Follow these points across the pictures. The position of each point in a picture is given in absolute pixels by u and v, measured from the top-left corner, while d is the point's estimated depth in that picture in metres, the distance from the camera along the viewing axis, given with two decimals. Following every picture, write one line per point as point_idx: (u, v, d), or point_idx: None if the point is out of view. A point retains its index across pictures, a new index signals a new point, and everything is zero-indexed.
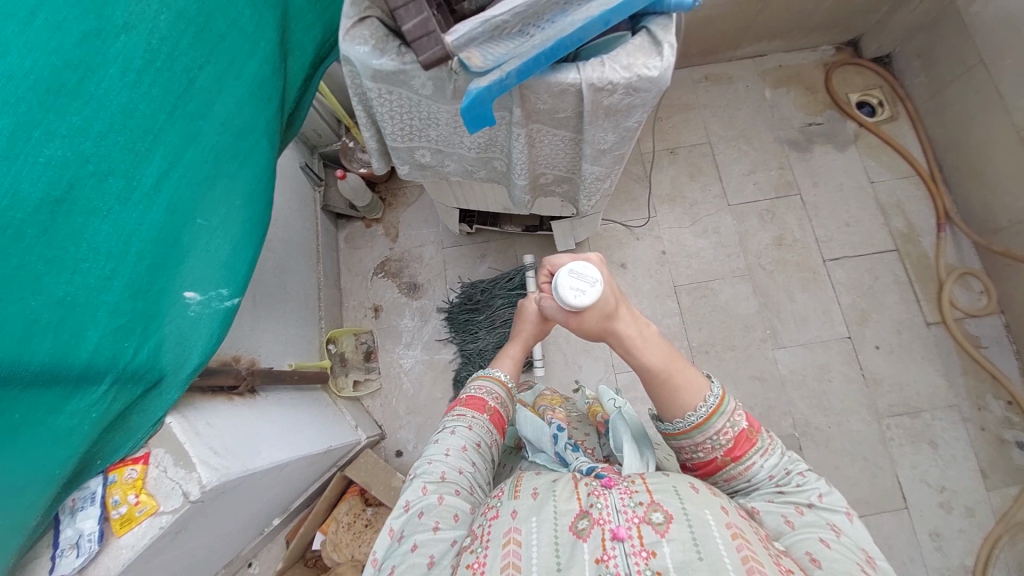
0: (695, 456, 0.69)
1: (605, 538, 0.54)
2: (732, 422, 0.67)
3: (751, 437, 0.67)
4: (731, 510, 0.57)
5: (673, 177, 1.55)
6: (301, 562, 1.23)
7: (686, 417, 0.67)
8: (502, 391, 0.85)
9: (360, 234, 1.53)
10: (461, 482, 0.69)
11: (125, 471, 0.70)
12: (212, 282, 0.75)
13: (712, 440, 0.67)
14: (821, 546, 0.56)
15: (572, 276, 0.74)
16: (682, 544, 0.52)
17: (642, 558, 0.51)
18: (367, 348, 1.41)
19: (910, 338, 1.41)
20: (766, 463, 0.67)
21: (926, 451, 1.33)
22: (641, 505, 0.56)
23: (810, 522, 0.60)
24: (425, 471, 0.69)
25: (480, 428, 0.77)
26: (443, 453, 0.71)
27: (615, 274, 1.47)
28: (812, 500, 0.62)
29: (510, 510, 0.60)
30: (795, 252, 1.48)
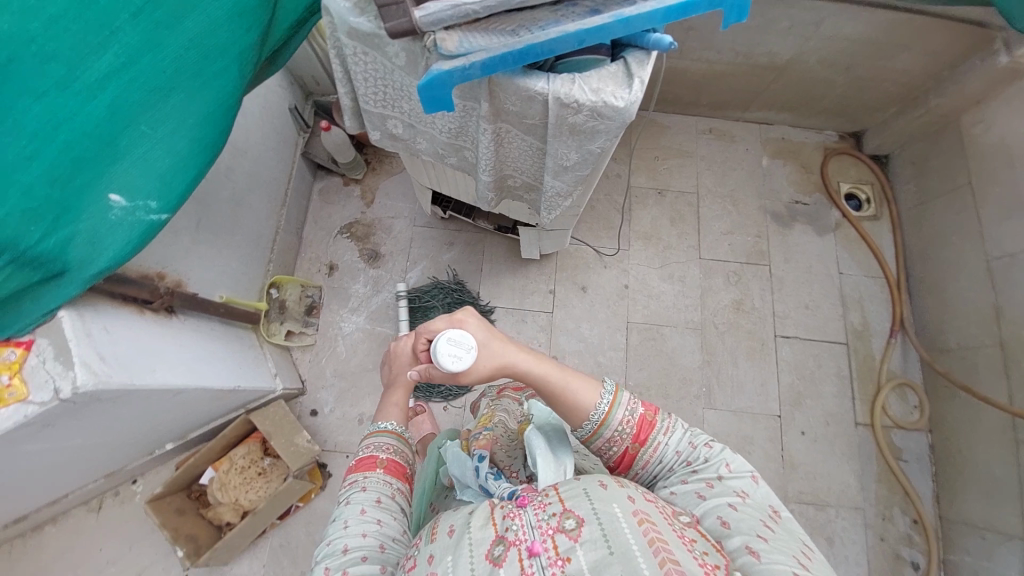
0: (610, 453, 0.72)
1: (523, 557, 0.54)
2: (631, 412, 0.71)
3: (652, 420, 0.72)
4: (639, 498, 0.59)
5: (654, 217, 1.56)
6: (183, 493, 1.20)
7: (590, 418, 0.70)
8: (396, 440, 0.83)
9: (336, 190, 1.51)
10: (368, 544, 0.66)
11: (4, 351, 0.69)
12: (143, 191, 0.73)
13: (617, 433, 0.70)
14: (729, 509, 0.62)
15: (449, 345, 0.72)
16: (593, 544, 0.53)
17: (557, 567, 0.52)
18: (311, 302, 1.40)
19: (835, 431, 1.43)
20: (670, 440, 0.71)
21: (820, 544, 1.35)
22: (554, 516, 0.56)
23: (719, 492, 0.64)
24: (326, 552, 0.66)
25: (375, 486, 0.74)
26: (341, 527, 0.68)
27: (573, 295, 1.48)
28: (720, 472, 0.67)
29: (429, 556, 0.59)
30: (750, 319, 1.50)
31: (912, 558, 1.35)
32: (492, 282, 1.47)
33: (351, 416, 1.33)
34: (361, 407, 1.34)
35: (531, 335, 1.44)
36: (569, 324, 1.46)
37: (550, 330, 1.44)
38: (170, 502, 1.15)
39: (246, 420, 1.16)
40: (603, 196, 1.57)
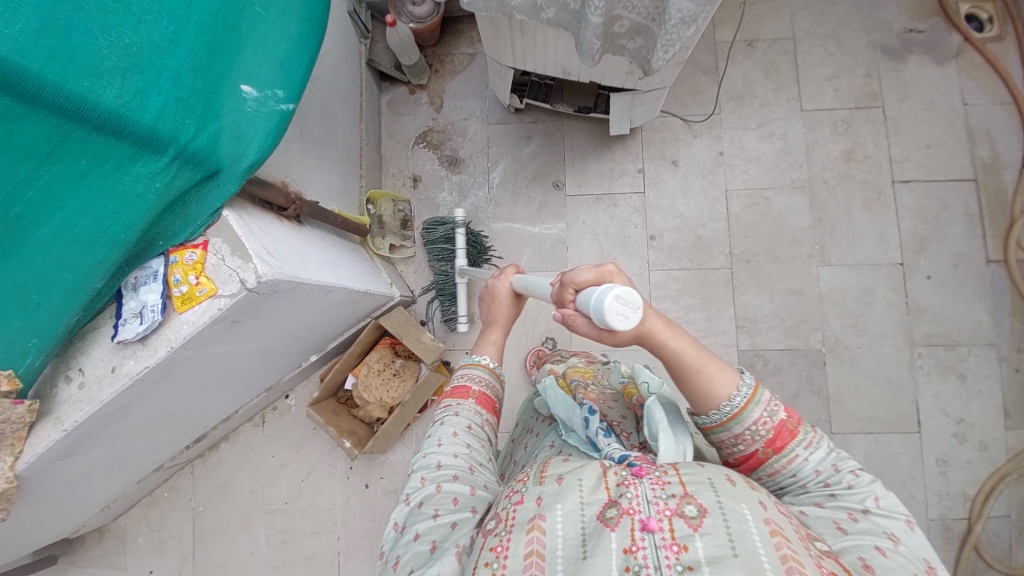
0: (734, 452, 0.64)
1: (634, 528, 0.52)
2: (770, 411, 0.62)
3: (793, 429, 0.62)
4: (769, 505, 0.54)
5: (746, 73, 1.42)
6: (333, 399, 1.32)
7: (720, 409, 0.62)
8: (489, 376, 0.84)
9: (404, 100, 1.46)
10: (460, 464, 0.69)
11: (185, 253, 0.72)
12: (269, 81, 0.74)
13: (754, 432, 0.61)
14: (876, 553, 0.52)
15: (618, 301, 0.56)
16: (716, 538, 0.50)
17: (672, 551, 0.50)
18: (404, 216, 1.41)
19: (965, 273, 1.34)
20: (811, 457, 0.61)
21: (952, 383, 1.31)
22: (673, 497, 0.54)
23: (864, 529, 0.55)
24: (422, 464, 0.70)
25: (466, 412, 0.76)
26: (435, 443, 0.72)
27: (665, 171, 1.40)
28: (867, 504, 0.58)
29: (537, 497, 0.59)
30: (864, 168, 1.37)
31: None
32: (578, 170, 1.42)
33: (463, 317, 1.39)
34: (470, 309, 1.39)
35: (626, 218, 1.40)
36: (664, 201, 1.40)
37: (645, 211, 1.39)
38: (327, 406, 1.28)
39: (372, 325, 1.24)
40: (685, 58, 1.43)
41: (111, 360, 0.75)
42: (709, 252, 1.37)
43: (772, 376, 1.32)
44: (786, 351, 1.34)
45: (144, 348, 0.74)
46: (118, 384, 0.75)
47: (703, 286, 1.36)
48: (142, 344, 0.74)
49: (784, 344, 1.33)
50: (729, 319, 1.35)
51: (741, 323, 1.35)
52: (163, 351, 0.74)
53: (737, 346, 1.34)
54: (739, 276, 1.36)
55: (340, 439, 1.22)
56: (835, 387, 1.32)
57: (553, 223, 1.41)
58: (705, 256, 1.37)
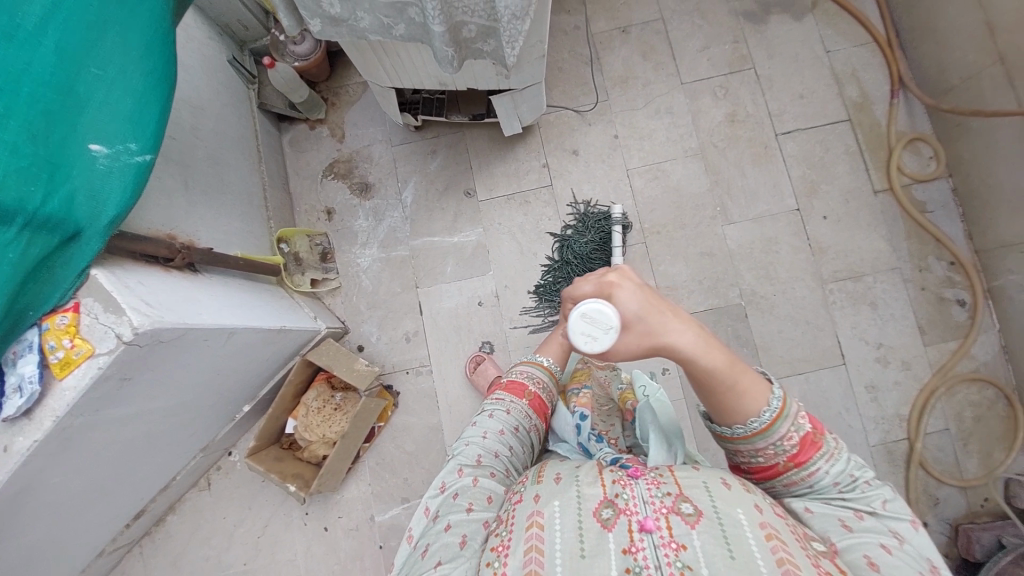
0: (754, 461, 0.69)
1: (634, 529, 0.60)
2: (797, 427, 0.66)
3: (817, 442, 0.66)
4: (765, 507, 0.61)
5: (626, 57, 1.50)
6: (276, 445, 1.30)
7: (746, 424, 0.66)
8: (544, 375, 0.94)
9: (304, 136, 1.48)
10: (497, 465, 0.79)
11: (57, 318, 0.72)
12: (118, 135, 0.74)
13: (776, 446, 0.66)
14: (881, 551, 0.58)
15: (585, 321, 0.69)
16: (710, 537, 0.57)
17: (671, 550, 0.57)
18: (323, 249, 1.42)
19: (857, 208, 1.42)
20: (831, 469, 0.66)
21: (866, 311, 1.38)
22: (669, 497, 0.62)
23: (869, 527, 0.62)
24: (464, 452, 0.80)
25: (516, 414, 0.86)
26: (481, 437, 0.81)
27: (568, 161, 1.46)
28: (876, 507, 0.64)
29: (534, 495, 0.67)
30: (747, 128, 1.46)
31: (956, 298, 1.37)
32: (486, 175, 1.45)
33: (398, 337, 1.40)
34: (404, 327, 1.40)
35: (539, 213, 1.44)
36: (571, 190, 1.45)
37: (555, 202, 1.44)
38: (267, 453, 1.25)
39: (301, 361, 1.23)
40: (566, 54, 1.50)
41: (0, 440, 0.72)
42: (622, 230, 1.42)
43: None
44: (710, 311, 1.39)
45: (31, 422, 0.73)
46: (12, 462, 0.72)
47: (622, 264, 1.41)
48: (29, 418, 0.73)
49: (707, 304, 1.39)
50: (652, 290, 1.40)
51: (663, 292, 1.40)
52: (51, 420, 0.72)
53: None
54: (653, 249, 1.41)
55: (283, 483, 1.19)
56: (761, 336, 1.37)
57: (470, 229, 1.44)
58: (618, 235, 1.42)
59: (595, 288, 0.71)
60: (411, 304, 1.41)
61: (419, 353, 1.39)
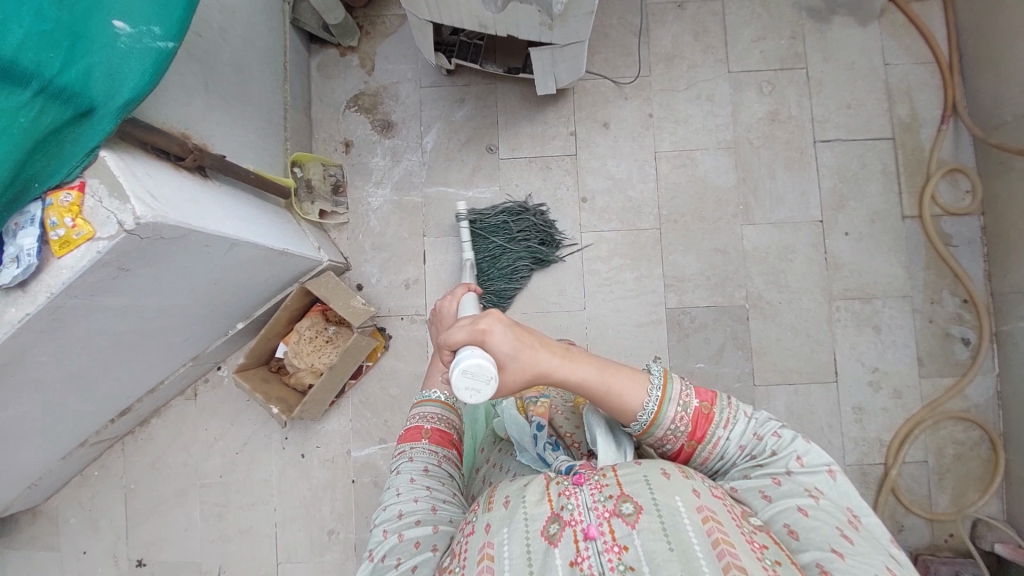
0: (667, 450, 0.76)
1: (578, 538, 0.61)
2: (684, 406, 0.73)
3: (708, 414, 0.73)
4: (703, 491, 0.64)
5: (676, 35, 1.43)
6: (264, 367, 1.31)
7: (638, 418, 0.72)
8: (441, 411, 0.92)
9: (333, 62, 1.43)
10: (421, 509, 0.75)
11: (60, 195, 0.70)
12: (142, 16, 0.71)
13: (674, 429, 0.73)
14: (799, 515, 0.65)
15: (465, 375, 0.67)
16: (649, 535, 0.59)
17: (614, 553, 0.59)
18: (335, 181, 1.39)
19: (881, 230, 1.39)
20: (731, 435, 0.73)
21: (868, 334, 1.37)
22: (611, 499, 0.64)
23: (787, 491, 0.68)
24: (384, 516, 0.76)
25: (421, 457, 0.83)
26: (394, 494, 0.78)
27: (597, 133, 1.41)
28: (790, 467, 0.70)
29: (485, 524, 0.67)
30: (787, 129, 1.41)
31: (962, 335, 1.36)
32: (511, 133, 1.41)
33: (398, 282, 1.39)
34: (405, 272, 1.39)
35: (559, 180, 1.40)
36: (595, 163, 1.41)
37: (576, 172, 1.40)
38: (256, 373, 1.27)
39: (299, 288, 1.22)
40: (614, 19, 1.44)
41: None
42: (639, 212, 1.40)
43: (698, 332, 1.37)
44: (712, 308, 1.38)
45: (26, 295, 0.73)
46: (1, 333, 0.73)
47: (633, 246, 1.39)
48: (23, 291, 0.73)
49: (710, 301, 1.38)
50: (658, 278, 1.38)
51: (669, 282, 1.38)
52: (44, 297, 0.72)
53: (666, 304, 1.37)
54: (667, 237, 1.39)
55: (267, 405, 1.21)
56: (758, 341, 1.37)
57: (486, 186, 1.41)
58: (635, 217, 1.39)
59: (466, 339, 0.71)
60: (415, 252, 1.40)
61: (416, 301, 1.38)
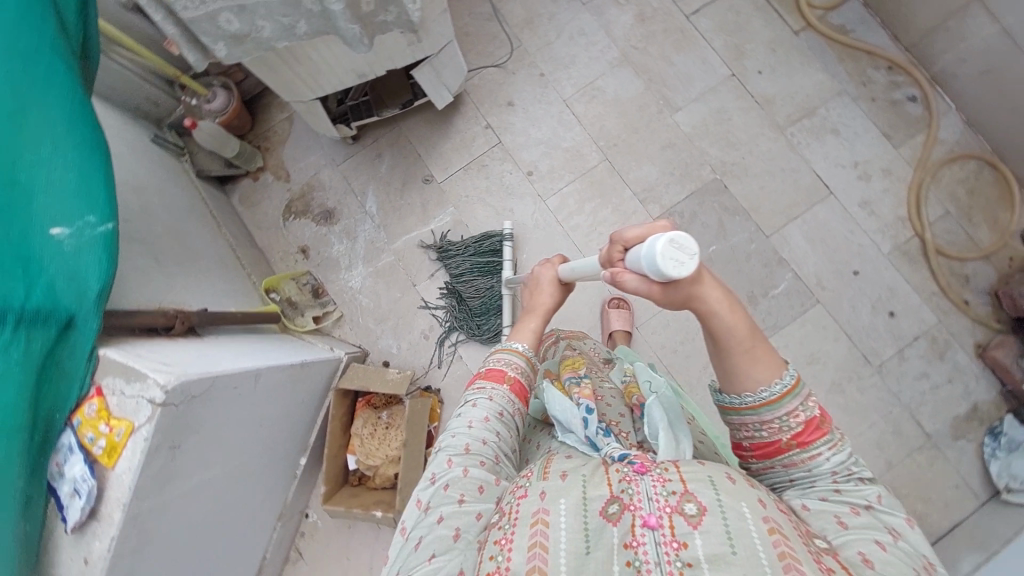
0: (752, 437, 0.61)
1: (636, 524, 0.54)
2: (806, 407, 0.59)
3: (822, 427, 0.59)
4: (769, 502, 0.54)
5: (522, 0, 1.52)
6: (347, 485, 1.27)
7: (756, 392, 0.59)
8: (524, 362, 0.81)
9: (251, 189, 1.48)
10: (487, 453, 0.69)
11: (85, 409, 0.69)
12: (73, 213, 0.71)
13: (782, 422, 0.59)
14: (876, 548, 0.52)
15: (672, 246, 0.56)
16: (713, 537, 0.50)
17: (672, 547, 0.51)
18: (313, 287, 1.41)
19: (786, 50, 1.46)
20: (834, 456, 0.59)
21: (831, 139, 1.41)
22: (673, 494, 0.54)
23: (865, 524, 0.55)
24: (449, 444, 0.70)
25: (501, 399, 0.74)
26: (466, 426, 0.71)
27: (507, 114, 1.47)
28: (871, 500, 0.57)
29: (541, 491, 0.59)
30: (658, 20, 1.49)
31: (906, 95, 1.42)
32: (436, 157, 1.46)
33: (416, 338, 1.39)
34: (418, 327, 1.39)
35: (500, 170, 1.44)
36: (521, 139, 1.46)
37: (510, 155, 1.45)
38: (342, 494, 1.23)
39: (336, 392, 1.21)
40: (464, 17, 1.52)
41: (80, 553, 0.70)
42: (582, 156, 1.44)
43: (694, 223, 1.40)
44: (692, 196, 1.42)
45: (101, 521, 0.70)
46: (97, 571, 0.69)
47: (595, 186, 1.43)
48: (97, 518, 0.70)
49: (687, 192, 1.41)
50: (632, 199, 1.42)
51: (643, 197, 1.42)
52: (120, 511, 0.69)
53: (652, 216, 1.41)
54: (617, 162, 1.43)
55: (369, 512, 1.17)
56: (747, 200, 1.40)
57: (442, 212, 1.44)
58: (581, 161, 1.44)
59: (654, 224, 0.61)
60: (416, 303, 1.40)
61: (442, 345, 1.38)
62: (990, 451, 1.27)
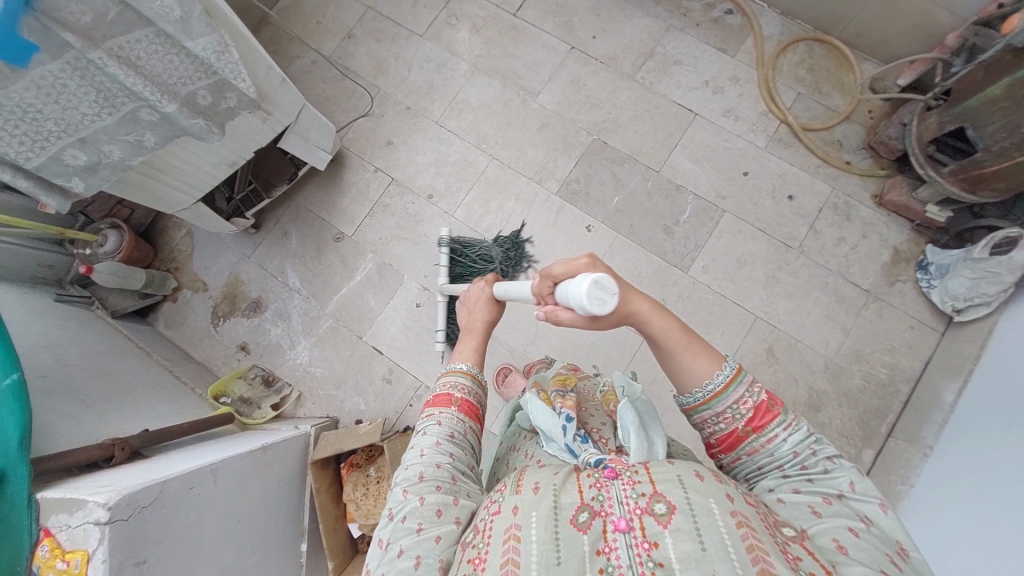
0: (714, 431, 0.65)
1: (608, 530, 0.53)
2: (753, 392, 0.63)
3: (772, 410, 0.62)
4: (739, 497, 0.53)
5: (368, 52, 1.63)
6: (359, 554, 1.24)
7: (702, 387, 0.64)
8: (471, 381, 0.79)
9: (175, 310, 1.51)
10: (442, 476, 0.65)
11: (40, 553, 0.68)
12: None
13: (733, 410, 0.63)
14: (848, 534, 0.51)
15: (596, 287, 0.62)
16: (684, 535, 0.49)
17: (643, 549, 0.50)
18: (262, 377, 1.40)
19: (610, 11, 1.59)
20: (789, 438, 0.61)
21: (677, 69, 1.54)
22: (643, 496, 0.54)
23: (835, 510, 0.55)
24: (403, 477, 0.65)
25: (449, 421, 0.71)
26: (417, 454, 0.67)
27: (389, 153, 1.54)
28: (842, 489, 0.57)
29: (514, 505, 0.57)
30: (491, 25, 1.61)
31: (724, 11, 1.57)
32: (338, 214, 1.50)
33: (379, 386, 1.39)
34: (377, 375, 1.40)
35: (401, 203, 1.50)
36: (410, 169, 1.52)
37: (405, 187, 1.51)
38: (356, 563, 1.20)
39: (314, 465, 1.20)
40: (322, 85, 1.61)
41: None
42: (470, 163, 1.51)
43: (590, 184, 1.48)
44: (581, 162, 1.50)
45: None
46: None
47: (492, 185, 1.50)
48: None
49: (575, 160, 1.50)
50: (529, 184, 1.49)
51: (538, 178, 1.49)
52: None
53: (553, 191, 1.48)
54: (503, 157, 1.51)
55: None
56: (628, 146, 1.49)
57: (363, 261, 1.47)
58: (471, 168, 1.51)
59: (572, 263, 0.70)
60: (367, 354, 1.41)
61: (405, 383, 1.38)
62: (926, 284, 1.34)
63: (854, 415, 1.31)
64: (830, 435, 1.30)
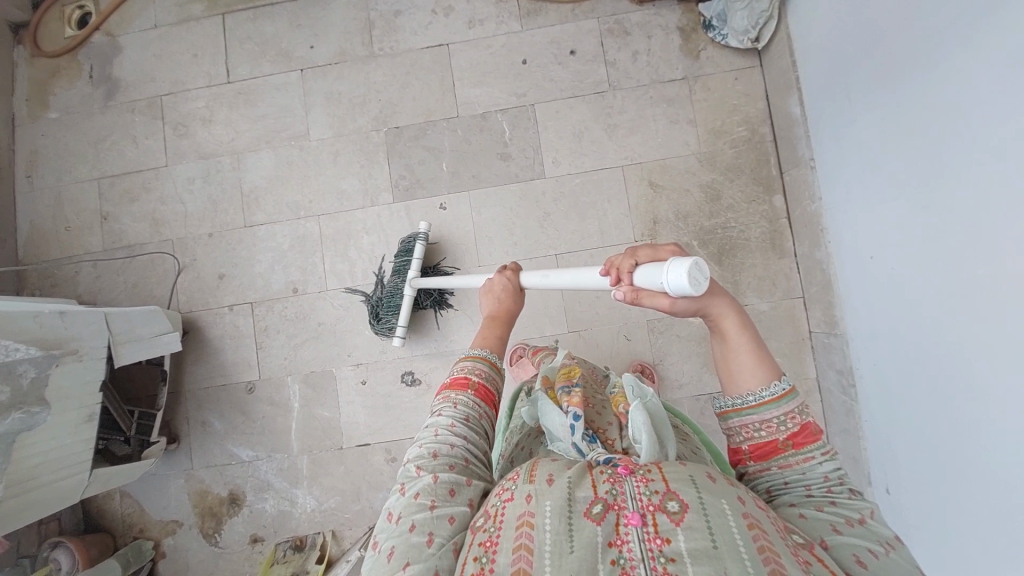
0: (753, 436, 0.60)
1: (619, 522, 0.48)
2: (800, 411, 0.59)
3: (814, 434, 0.59)
4: (750, 500, 0.50)
5: (136, 217, 1.48)
6: None
7: (755, 392, 0.60)
8: (492, 366, 0.74)
9: (170, 562, 1.40)
10: (456, 457, 0.60)
11: None
12: None
13: (779, 421, 0.59)
14: (867, 554, 0.50)
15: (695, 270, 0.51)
16: (698, 534, 0.45)
17: (656, 544, 0.45)
18: (291, 545, 1.34)
19: (306, 13, 1.48)
20: (825, 463, 0.58)
21: (402, 19, 1.47)
22: (656, 494, 0.49)
23: (859, 534, 0.52)
24: (414, 454, 0.61)
25: (466, 407, 0.66)
26: (431, 433, 0.63)
27: (231, 284, 1.43)
28: (864, 514, 0.55)
29: (526, 493, 0.52)
30: (219, 107, 1.48)
31: None
32: (234, 369, 1.41)
33: (390, 469, 1.36)
34: (381, 464, 1.37)
35: (278, 316, 1.42)
36: (260, 282, 1.43)
37: (269, 299, 1.42)
38: None
39: None
40: (120, 277, 1.46)
41: None
42: (304, 235, 1.43)
43: (414, 170, 1.43)
44: (391, 159, 1.44)
45: None
46: None
47: (338, 238, 1.43)
48: None
49: (385, 162, 1.44)
50: (366, 212, 1.43)
51: (370, 201, 1.43)
52: None
53: (390, 202, 1.43)
54: (326, 208, 1.44)
55: None
56: (417, 115, 1.44)
57: (288, 388, 1.40)
58: (308, 239, 1.43)
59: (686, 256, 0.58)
60: (359, 455, 1.37)
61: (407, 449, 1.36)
62: (721, 37, 1.39)
63: (747, 180, 1.39)
64: (740, 210, 1.39)
